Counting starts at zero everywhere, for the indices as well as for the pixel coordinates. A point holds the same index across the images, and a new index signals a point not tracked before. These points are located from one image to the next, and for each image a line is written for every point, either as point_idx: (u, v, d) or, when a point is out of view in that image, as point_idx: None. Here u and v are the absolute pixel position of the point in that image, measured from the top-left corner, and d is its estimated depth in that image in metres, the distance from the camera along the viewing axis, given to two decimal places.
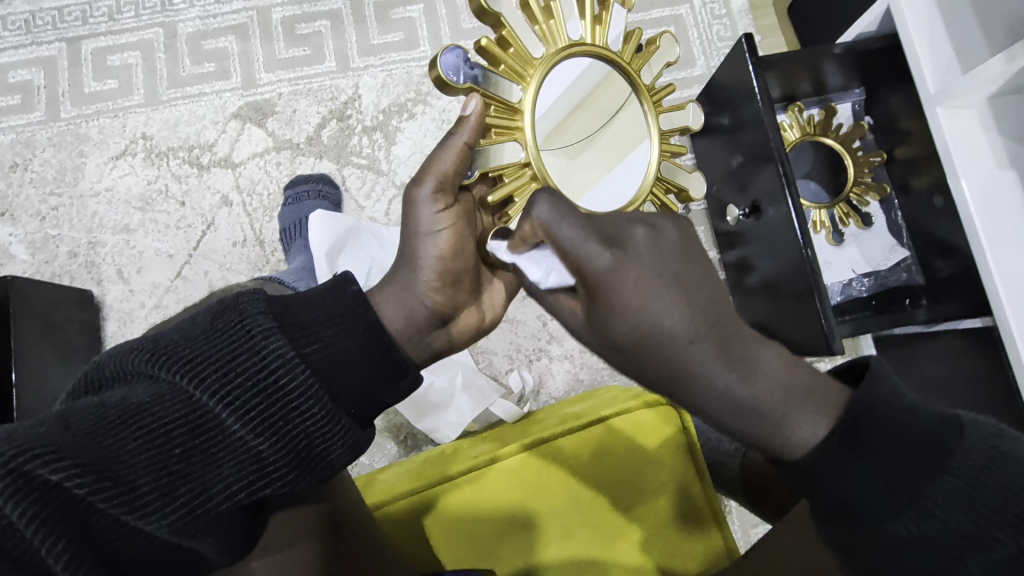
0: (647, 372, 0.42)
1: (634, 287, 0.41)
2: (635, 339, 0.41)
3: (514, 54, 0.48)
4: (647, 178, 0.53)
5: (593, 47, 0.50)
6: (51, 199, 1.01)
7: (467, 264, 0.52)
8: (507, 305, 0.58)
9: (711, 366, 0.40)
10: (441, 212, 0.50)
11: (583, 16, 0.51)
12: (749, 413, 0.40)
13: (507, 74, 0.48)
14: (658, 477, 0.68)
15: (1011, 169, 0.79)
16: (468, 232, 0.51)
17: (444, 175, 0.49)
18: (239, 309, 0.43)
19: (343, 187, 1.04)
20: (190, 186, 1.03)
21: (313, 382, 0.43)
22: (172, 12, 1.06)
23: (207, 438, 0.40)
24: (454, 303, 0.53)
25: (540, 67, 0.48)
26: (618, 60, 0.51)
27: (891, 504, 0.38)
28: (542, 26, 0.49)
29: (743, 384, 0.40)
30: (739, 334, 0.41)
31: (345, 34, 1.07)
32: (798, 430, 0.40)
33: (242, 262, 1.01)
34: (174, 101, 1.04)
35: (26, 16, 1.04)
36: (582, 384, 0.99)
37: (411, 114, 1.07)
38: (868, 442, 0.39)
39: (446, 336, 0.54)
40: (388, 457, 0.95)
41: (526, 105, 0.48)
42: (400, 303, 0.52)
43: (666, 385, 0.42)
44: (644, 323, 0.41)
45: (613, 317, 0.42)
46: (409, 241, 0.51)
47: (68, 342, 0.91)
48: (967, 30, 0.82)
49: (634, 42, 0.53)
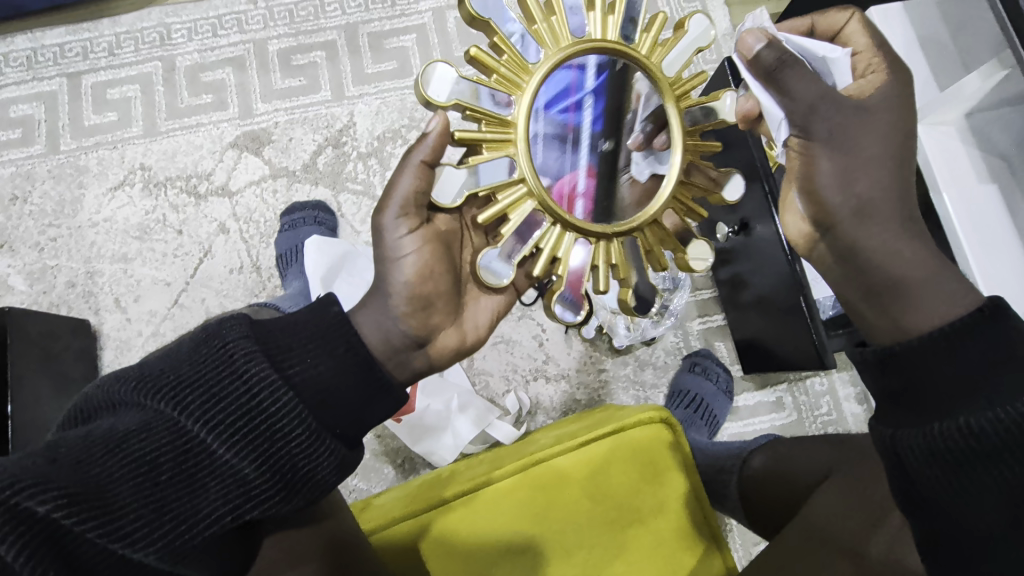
0: (869, 183, 0.50)
1: (891, 123, 0.51)
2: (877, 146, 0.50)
3: (507, 62, 0.49)
4: (664, 192, 0.53)
5: (599, 41, 0.50)
6: (50, 230, 1.02)
7: (438, 288, 0.53)
8: (491, 329, 0.58)
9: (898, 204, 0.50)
10: (411, 235, 0.52)
11: (591, 10, 0.50)
12: (901, 264, 0.48)
13: (500, 84, 0.49)
14: (655, 494, 0.68)
15: (990, 182, 0.78)
16: (439, 254, 0.53)
17: (408, 198, 0.51)
18: (223, 334, 0.44)
19: (339, 213, 1.06)
20: (188, 215, 1.04)
21: (296, 405, 0.43)
22: (170, 46, 1.09)
23: (194, 463, 0.40)
24: (429, 326, 0.54)
25: (536, 74, 0.49)
26: (633, 54, 0.51)
27: (939, 404, 0.44)
28: (541, 26, 0.49)
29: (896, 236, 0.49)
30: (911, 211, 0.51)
31: (340, 64, 1.10)
32: (935, 297, 0.47)
33: (239, 289, 1.02)
34: (172, 132, 1.06)
35: (28, 53, 1.06)
36: (579, 403, 0.99)
37: (404, 140, 1.09)
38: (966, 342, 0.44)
39: (424, 357, 0.55)
40: (385, 482, 0.94)
41: (520, 118, 0.49)
42: (377, 324, 0.53)
43: (855, 210, 0.50)
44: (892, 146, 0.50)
45: (870, 131, 0.50)
46: (380, 267, 0.53)
47: (65, 373, 0.91)
48: (940, 49, 0.83)
49: (655, 31, 0.52)
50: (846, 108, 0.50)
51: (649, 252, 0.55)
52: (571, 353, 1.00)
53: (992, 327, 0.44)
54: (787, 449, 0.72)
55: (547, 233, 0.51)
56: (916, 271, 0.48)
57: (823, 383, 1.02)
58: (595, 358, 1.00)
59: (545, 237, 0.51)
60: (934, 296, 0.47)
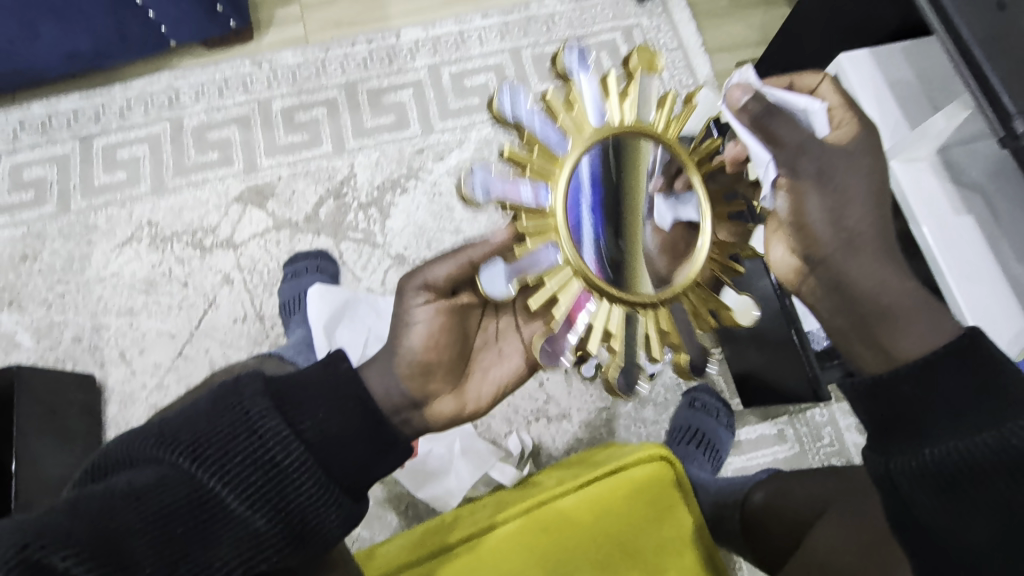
0: (857, 219, 0.50)
1: (867, 158, 0.52)
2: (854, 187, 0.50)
3: (539, 155, 0.50)
4: (702, 250, 0.54)
5: (623, 127, 0.52)
6: (58, 287, 1.05)
7: (440, 357, 0.55)
8: (492, 405, 0.59)
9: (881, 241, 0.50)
10: (427, 305, 0.55)
11: (607, 97, 0.52)
12: (885, 301, 0.49)
13: (534, 178, 0.49)
14: (661, 535, 0.67)
15: (967, 214, 0.81)
16: (448, 326, 0.55)
17: (437, 277, 0.54)
18: (240, 391, 0.46)
19: (340, 261, 1.09)
20: (193, 267, 1.07)
21: (307, 459, 0.45)
22: (179, 108, 1.14)
23: (209, 517, 0.41)
24: (425, 390, 0.55)
25: (566, 164, 0.50)
26: (652, 132, 0.53)
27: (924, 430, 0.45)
28: (565, 118, 0.50)
29: (884, 274, 0.49)
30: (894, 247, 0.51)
31: (341, 120, 1.15)
32: (913, 332, 0.47)
33: (242, 338, 1.04)
34: (179, 189, 1.11)
35: (43, 119, 1.12)
36: (582, 442, 0.99)
37: (403, 189, 1.13)
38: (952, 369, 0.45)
39: (422, 417, 0.55)
40: (389, 529, 0.93)
41: (558, 208, 0.49)
42: (382, 382, 0.54)
43: (843, 244, 0.50)
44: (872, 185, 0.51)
45: (849, 169, 0.51)
46: (393, 330, 0.56)
47: (69, 428, 0.92)
48: (909, 89, 0.87)
49: (668, 107, 0.54)
50: (830, 150, 0.51)
51: (698, 315, 0.55)
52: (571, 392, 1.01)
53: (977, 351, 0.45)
54: (789, 483, 0.72)
55: (597, 309, 0.51)
56: (903, 300, 0.48)
57: (823, 415, 1.02)
58: (596, 397, 1.01)
59: (551, 273, 0.50)
60: (917, 331, 0.47)
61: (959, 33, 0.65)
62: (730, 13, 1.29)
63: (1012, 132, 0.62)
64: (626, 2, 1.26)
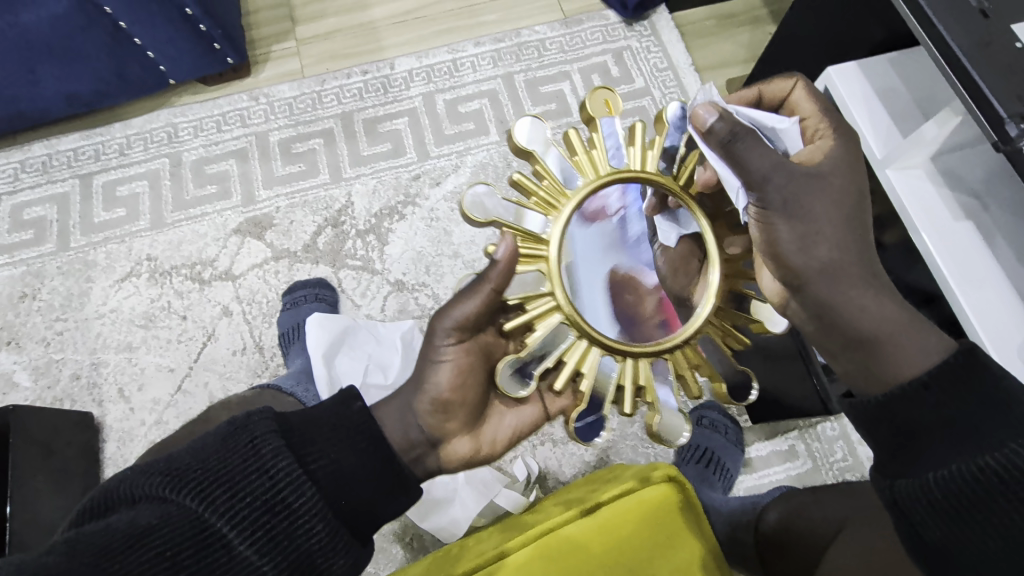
0: (835, 244, 0.49)
1: (841, 178, 0.51)
2: (827, 211, 0.49)
3: (523, 241, 0.51)
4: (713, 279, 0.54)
5: (600, 179, 0.52)
6: (57, 325, 1.04)
7: (465, 397, 0.54)
8: (507, 448, 0.58)
9: (860, 264, 0.49)
10: (453, 344, 0.53)
11: (574, 158, 0.53)
12: (869, 327, 0.48)
13: (524, 258, 0.51)
14: (675, 560, 0.64)
15: (966, 220, 0.80)
16: (471, 368, 0.54)
17: (466, 318, 0.52)
18: (252, 428, 0.45)
19: (339, 289, 1.08)
20: (192, 301, 1.07)
21: (318, 500, 0.44)
22: (177, 143, 1.16)
23: (214, 562, 0.39)
24: (443, 429, 0.54)
25: (552, 235, 0.51)
26: (629, 171, 0.53)
27: (929, 449, 0.45)
28: (538, 195, 0.52)
29: (866, 300, 0.49)
30: (872, 266, 0.50)
31: (338, 149, 1.16)
32: (901, 356, 0.47)
33: (242, 370, 1.03)
34: (178, 223, 1.11)
35: (43, 159, 1.13)
36: (590, 466, 0.97)
37: (400, 215, 1.13)
38: (949, 386, 0.45)
39: (437, 459, 0.55)
40: (394, 563, 0.90)
41: (553, 273, 0.50)
42: (400, 421, 0.54)
43: (824, 272, 0.49)
44: (847, 206, 0.50)
45: (820, 192, 0.50)
46: (420, 364, 0.55)
47: (65, 468, 0.90)
48: (899, 98, 0.87)
49: (637, 142, 0.54)
50: (797, 177, 0.49)
51: (725, 335, 0.55)
52: None
53: (973, 368, 0.45)
54: (801, 500, 0.70)
55: (623, 370, 0.52)
56: (886, 324, 0.48)
57: (834, 428, 1.00)
58: None
59: (568, 350, 0.51)
60: (903, 353, 0.47)
61: (944, 42, 0.66)
62: (717, 33, 1.31)
63: (1004, 136, 0.62)
64: (615, 26, 1.28)
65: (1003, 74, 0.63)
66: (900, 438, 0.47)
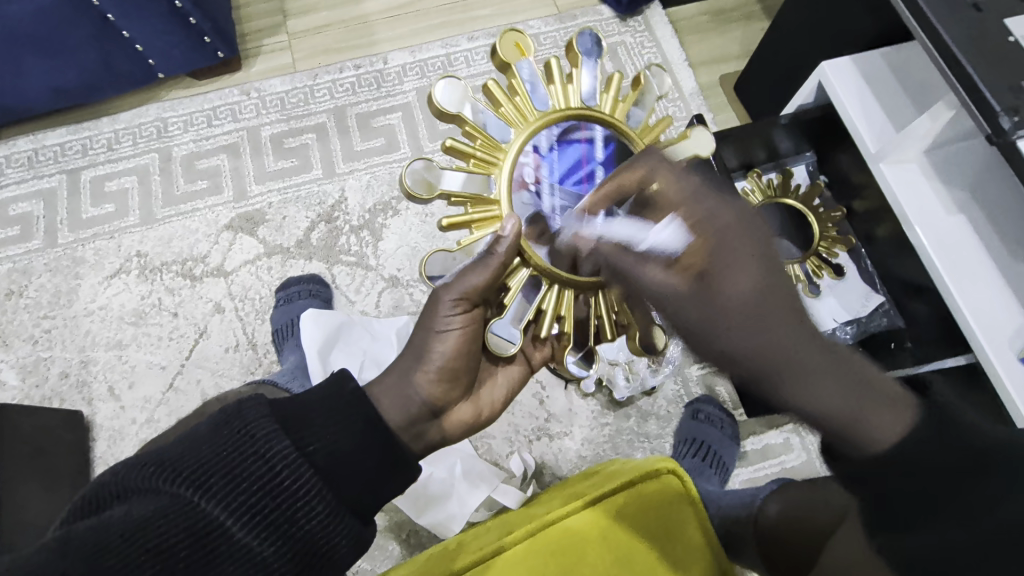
0: (693, 338, 0.38)
1: (734, 256, 0.39)
2: (757, 292, 0.37)
3: (481, 145, 0.52)
4: None
5: (530, 125, 0.52)
6: (45, 322, 1.03)
7: (466, 364, 0.55)
8: (504, 405, 0.61)
9: (803, 345, 0.37)
10: (459, 314, 0.53)
11: (550, 85, 0.54)
12: (838, 423, 0.36)
13: (476, 168, 0.52)
14: (674, 550, 0.65)
15: (959, 213, 0.81)
16: (474, 337, 0.54)
17: (473, 289, 0.51)
18: (243, 415, 0.43)
19: (333, 285, 1.08)
20: (183, 297, 1.06)
21: (316, 481, 0.43)
22: (167, 138, 1.14)
23: (212, 548, 0.39)
24: (446, 399, 0.55)
25: (511, 149, 0.51)
26: (600, 113, 0.54)
27: (982, 525, 0.34)
28: (508, 106, 0.52)
29: (821, 382, 0.36)
30: (827, 341, 0.38)
31: (330, 144, 1.15)
32: (875, 441, 0.37)
33: (235, 367, 1.02)
34: (168, 219, 1.10)
35: (29, 154, 1.11)
36: (586, 460, 0.97)
37: (395, 211, 1.12)
38: (919, 463, 0.36)
39: (439, 428, 0.56)
40: (391, 559, 0.90)
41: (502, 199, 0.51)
42: (398, 394, 0.53)
43: (760, 358, 0.36)
44: (738, 289, 0.38)
45: (740, 272, 0.38)
46: (421, 333, 0.54)
47: (55, 468, 0.89)
48: (892, 93, 0.88)
49: (613, 88, 0.55)
50: (784, 262, 0.40)
51: None
52: (572, 408, 0.99)
53: (962, 430, 0.36)
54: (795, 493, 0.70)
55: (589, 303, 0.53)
56: (847, 423, 0.37)
57: None
58: (598, 413, 0.99)
59: (545, 298, 0.53)
60: (874, 435, 0.37)
61: (938, 37, 0.67)
62: (711, 29, 1.31)
63: (997, 129, 0.62)
64: (609, 21, 1.28)
65: (996, 68, 0.64)
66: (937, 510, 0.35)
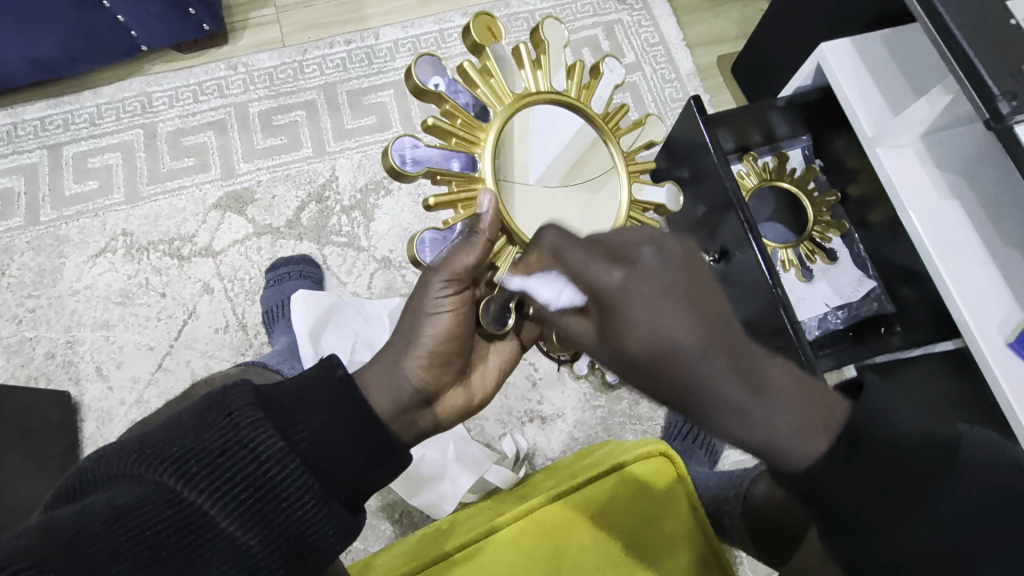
0: (634, 381, 0.44)
1: (642, 312, 0.42)
2: (649, 350, 0.42)
3: (463, 124, 0.52)
4: (620, 212, 0.57)
5: (507, 108, 0.53)
6: (29, 301, 1.01)
7: (460, 348, 0.54)
8: (498, 387, 0.60)
9: (724, 381, 0.41)
10: (450, 296, 0.52)
11: (522, 67, 0.55)
12: (764, 446, 0.41)
13: (459, 147, 0.52)
14: (667, 531, 0.66)
15: (953, 199, 0.81)
16: (467, 320, 0.53)
17: (464, 270, 0.51)
18: (228, 402, 0.43)
19: (324, 266, 1.06)
20: (171, 277, 1.04)
21: (302, 470, 0.43)
22: (152, 113, 1.11)
23: (196, 538, 0.38)
24: (440, 383, 0.55)
25: (491, 131, 0.52)
26: (567, 99, 0.56)
27: (904, 518, 0.39)
28: (484, 89, 0.53)
29: (748, 413, 0.41)
30: (744, 363, 0.42)
31: (320, 122, 1.13)
32: (802, 456, 0.41)
33: (225, 349, 1.01)
34: (154, 196, 1.07)
35: (8, 128, 1.08)
36: (578, 442, 0.98)
37: (387, 191, 1.11)
38: (866, 460, 0.40)
39: (432, 416, 0.55)
40: (383, 539, 0.91)
41: (487, 175, 0.52)
42: (388, 382, 0.52)
43: (676, 402, 0.43)
44: (655, 339, 0.42)
45: (625, 331, 0.43)
46: (412, 317, 0.53)
47: (43, 449, 0.88)
48: (891, 76, 0.87)
49: (578, 75, 0.57)
50: (680, 316, 0.42)
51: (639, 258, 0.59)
52: (564, 390, 1.00)
53: (875, 430, 0.40)
54: None
55: None
56: (785, 443, 0.41)
57: None
58: (590, 395, 1.00)
59: None
60: (802, 455, 0.41)
61: (939, 17, 0.65)
62: (709, 8, 1.29)
63: (995, 114, 0.62)
64: None
65: (997, 51, 0.63)
66: (869, 511, 0.40)
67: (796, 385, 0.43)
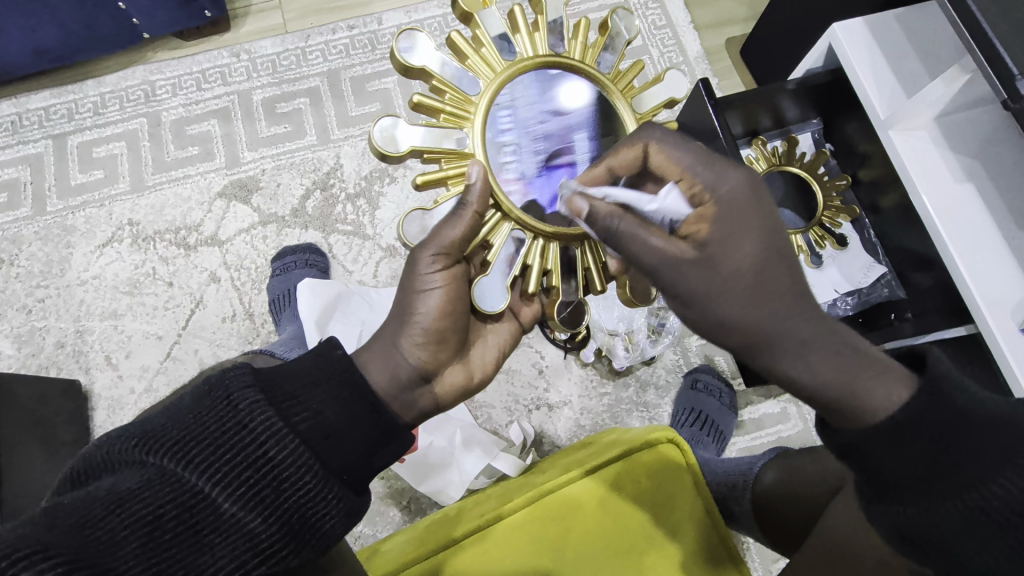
0: (722, 305, 0.44)
1: (745, 232, 0.44)
2: (748, 269, 0.44)
3: (451, 99, 0.51)
4: None
5: (496, 77, 0.52)
6: (38, 291, 1.01)
7: (455, 324, 0.53)
8: (498, 365, 0.60)
9: (801, 316, 0.44)
10: (440, 272, 0.52)
11: (517, 32, 0.53)
12: (833, 383, 0.43)
13: (448, 122, 0.51)
14: (672, 516, 0.66)
15: (967, 181, 0.80)
16: (461, 295, 0.53)
17: (453, 243, 0.50)
18: (226, 385, 0.43)
19: (330, 254, 1.06)
20: (178, 267, 1.04)
21: (302, 452, 0.43)
22: (155, 102, 1.10)
23: (198, 521, 0.38)
24: (438, 362, 0.54)
25: (480, 103, 0.51)
26: (569, 60, 0.54)
27: (955, 477, 0.40)
28: (474, 58, 0.52)
29: (811, 355, 0.44)
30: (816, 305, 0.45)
31: (324, 109, 1.12)
32: (872, 402, 0.43)
33: (232, 338, 1.01)
34: (159, 185, 1.07)
35: (12, 118, 1.07)
36: (585, 429, 0.98)
37: (391, 178, 1.10)
38: (932, 412, 0.41)
39: (431, 395, 0.55)
40: (392, 525, 0.92)
41: (477, 150, 0.51)
42: (385, 361, 0.52)
43: (753, 336, 0.44)
44: (749, 262, 0.44)
45: (730, 249, 0.44)
46: (404, 296, 0.53)
47: (55, 437, 0.89)
48: (905, 56, 0.85)
49: (581, 36, 0.55)
50: (773, 243, 0.45)
51: None
52: (571, 377, 0.99)
53: (947, 393, 0.41)
54: (795, 461, 0.72)
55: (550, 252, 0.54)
56: (848, 382, 0.43)
57: None
58: (597, 382, 0.99)
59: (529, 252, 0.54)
60: (868, 400, 0.43)
61: None
62: None
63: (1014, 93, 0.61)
64: None
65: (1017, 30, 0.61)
66: (927, 465, 0.41)
67: (846, 334, 0.46)
